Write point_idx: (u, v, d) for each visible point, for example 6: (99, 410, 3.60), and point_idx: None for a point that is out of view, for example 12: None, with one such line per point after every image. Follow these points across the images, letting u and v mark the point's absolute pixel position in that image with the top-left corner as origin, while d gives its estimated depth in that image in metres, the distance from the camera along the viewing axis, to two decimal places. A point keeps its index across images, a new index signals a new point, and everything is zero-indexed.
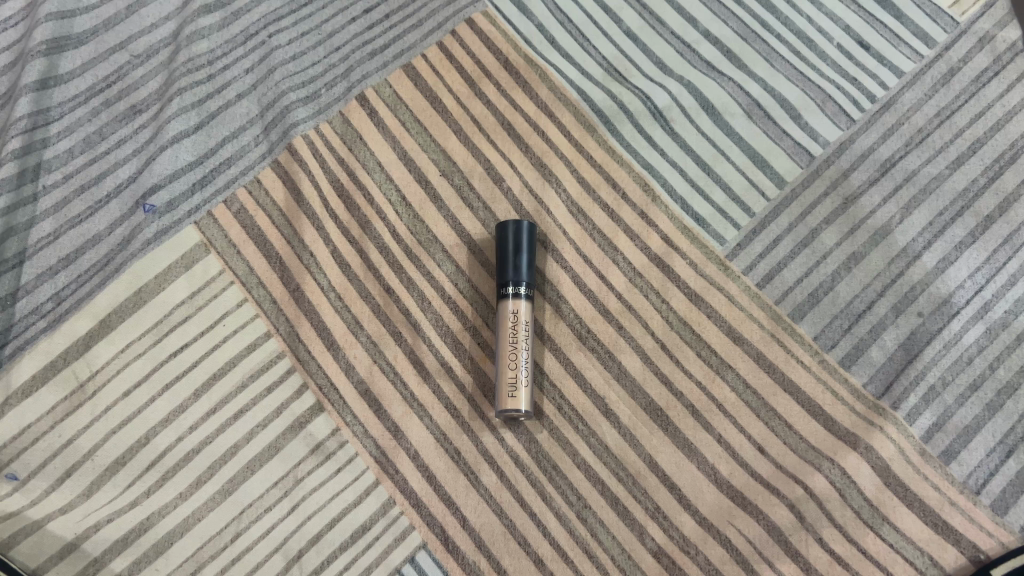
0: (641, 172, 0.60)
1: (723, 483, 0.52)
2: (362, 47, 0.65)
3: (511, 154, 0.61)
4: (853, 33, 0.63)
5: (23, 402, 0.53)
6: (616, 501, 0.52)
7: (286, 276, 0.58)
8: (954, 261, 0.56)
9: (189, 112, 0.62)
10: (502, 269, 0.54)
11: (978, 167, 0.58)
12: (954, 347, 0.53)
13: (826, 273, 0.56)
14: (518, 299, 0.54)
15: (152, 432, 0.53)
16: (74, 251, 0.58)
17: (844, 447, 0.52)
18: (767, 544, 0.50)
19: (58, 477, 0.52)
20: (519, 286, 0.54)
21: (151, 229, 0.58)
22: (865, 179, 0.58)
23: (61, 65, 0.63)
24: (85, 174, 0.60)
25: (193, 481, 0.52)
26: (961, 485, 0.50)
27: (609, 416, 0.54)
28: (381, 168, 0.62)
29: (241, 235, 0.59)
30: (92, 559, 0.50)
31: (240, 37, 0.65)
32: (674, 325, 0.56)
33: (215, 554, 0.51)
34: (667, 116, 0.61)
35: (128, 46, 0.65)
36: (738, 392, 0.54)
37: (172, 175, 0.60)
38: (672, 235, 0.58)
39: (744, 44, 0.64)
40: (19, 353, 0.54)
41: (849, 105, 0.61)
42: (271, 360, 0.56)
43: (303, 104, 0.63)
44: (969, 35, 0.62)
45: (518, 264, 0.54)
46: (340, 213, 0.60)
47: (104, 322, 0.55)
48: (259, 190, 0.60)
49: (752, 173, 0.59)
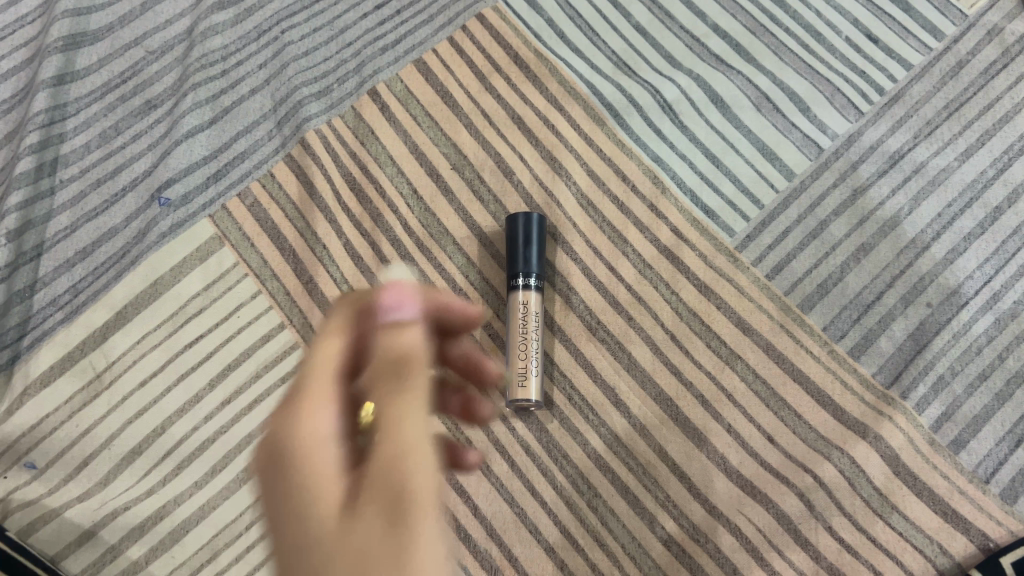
0: (650, 165, 0.61)
1: (733, 473, 0.52)
2: (373, 42, 0.66)
3: (521, 147, 0.62)
4: (862, 26, 0.63)
5: (41, 392, 0.54)
6: (626, 490, 0.53)
7: (299, 268, 0.59)
8: (962, 252, 0.56)
9: (203, 107, 0.63)
10: (511, 261, 0.55)
11: (986, 159, 0.58)
12: (964, 337, 0.54)
13: (835, 264, 0.56)
14: (529, 290, 0.54)
15: (168, 423, 0.54)
16: (90, 244, 0.59)
17: (854, 436, 0.52)
18: (776, 533, 0.51)
19: (75, 466, 0.53)
20: (529, 278, 0.54)
21: (167, 221, 0.59)
22: (874, 171, 0.58)
23: (77, 62, 0.64)
24: (102, 168, 0.61)
25: (209, 469, 0.53)
26: (970, 474, 0.51)
27: (619, 406, 0.55)
28: (393, 162, 0.62)
29: (254, 228, 0.60)
30: (110, 546, 0.51)
31: (254, 33, 0.66)
32: (683, 317, 0.56)
33: (230, 541, 0.52)
34: (675, 109, 0.62)
35: (143, 42, 0.66)
36: (747, 382, 0.54)
37: (187, 169, 0.61)
38: (682, 227, 0.59)
39: (752, 37, 0.64)
40: (38, 344, 0.56)
41: (857, 98, 0.61)
42: (285, 350, 0.57)
43: (315, 98, 0.64)
44: (978, 27, 0.62)
45: (528, 256, 0.55)
46: (352, 207, 0.61)
47: (120, 314, 0.57)
48: (273, 183, 0.61)
49: (760, 166, 0.60)
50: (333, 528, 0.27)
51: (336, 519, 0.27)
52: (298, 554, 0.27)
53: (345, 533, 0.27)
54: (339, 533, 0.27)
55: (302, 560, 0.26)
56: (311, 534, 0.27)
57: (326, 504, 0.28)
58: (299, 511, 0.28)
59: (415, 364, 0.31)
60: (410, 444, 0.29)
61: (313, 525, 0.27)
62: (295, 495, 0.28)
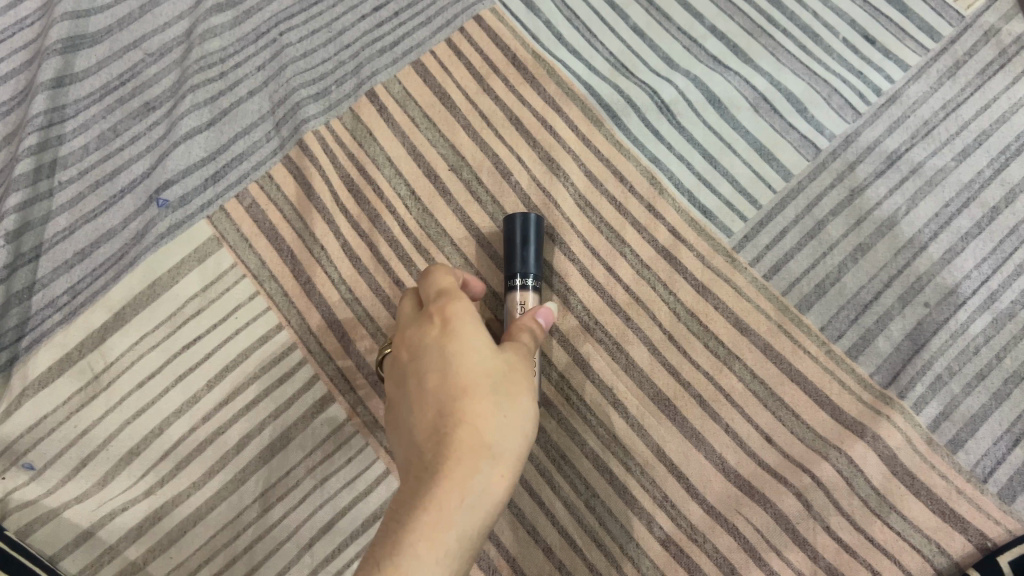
0: (647, 165, 0.61)
1: (730, 473, 0.52)
2: (371, 44, 0.66)
3: (519, 148, 0.62)
4: (859, 28, 0.63)
5: (39, 393, 0.54)
6: (624, 491, 0.53)
7: (297, 269, 0.59)
8: (959, 253, 0.56)
9: (201, 109, 0.63)
10: (509, 262, 0.55)
11: (983, 159, 0.58)
12: (961, 337, 0.54)
13: (833, 264, 0.56)
14: (526, 291, 0.54)
15: (167, 423, 0.55)
16: (89, 246, 0.59)
17: (852, 436, 0.52)
18: (774, 533, 0.51)
19: (74, 467, 0.53)
20: (526, 278, 0.54)
21: (165, 222, 0.60)
22: (871, 171, 0.59)
23: (75, 64, 0.64)
24: (100, 170, 0.61)
25: (207, 470, 0.54)
26: (968, 474, 0.51)
27: (617, 406, 0.55)
28: (390, 163, 0.62)
29: (252, 230, 0.60)
30: (108, 547, 0.51)
31: (252, 36, 0.66)
32: (681, 317, 0.56)
33: (228, 542, 0.52)
34: (673, 110, 0.62)
35: (141, 45, 0.66)
36: (745, 382, 0.54)
37: (185, 170, 0.61)
38: (679, 228, 0.59)
39: (749, 38, 0.64)
40: (36, 345, 0.56)
41: (855, 99, 0.61)
42: (283, 351, 0.57)
43: (313, 100, 0.64)
44: (975, 28, 0.62)
45: (525, 256, 0.54)
46: (350, 208, 0.61)
47: (118, 315, 0.57)
48: (271, 185, 0.61)
49: (758, 166, 0.60)
50: (487, 351, 0.41)
51: (488, 347, 0.41)
52: (457, 361, 0.40)
53: (492, 355, 0.41)
54: (490, 354, 0.41)
55: (462, 363, 0.40)
56: (470, 351, 0.40)
57: (478, 337, 0.41)
58: (464, 336, 0.41)
59: (540, 326, 0.47)
60: (530, 344, 0.45)
61: (470, 346, 0.41)
62: (455, 331, 0.41)
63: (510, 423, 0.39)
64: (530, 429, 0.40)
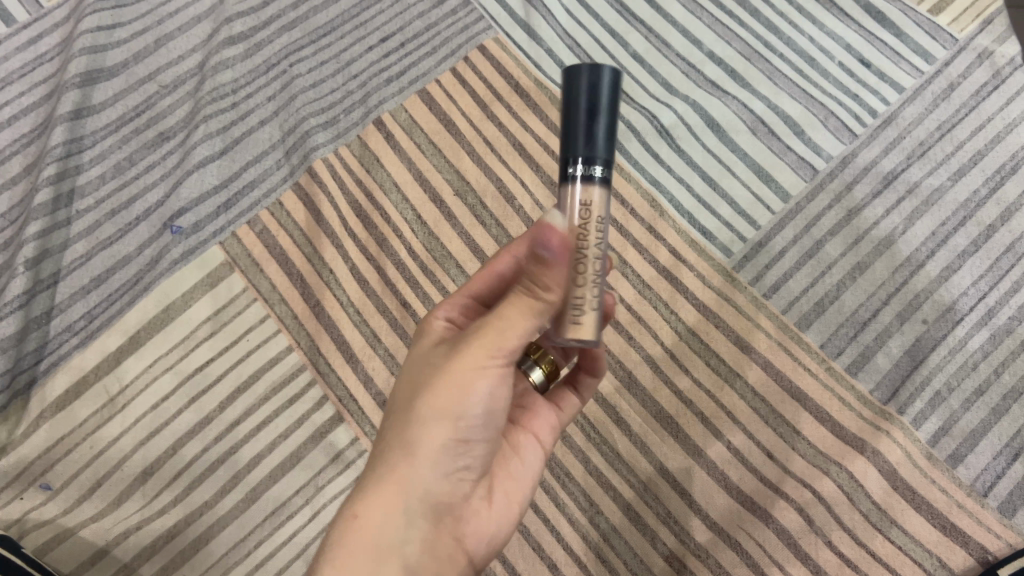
0: (648, 188, 0.62)
1: (733, 488, 0.53)
2: (378, 74, 0.68)
3: (522, 172, 0.63)
4: (854, 51, 0.65)
5: (57, 415, 0.56)
6: (627, 507, 0.54)
7: (307, 292, 0.61)
8: (957, 270, 0.57)
9: (213, 138, 0.65)
10: (569, 138, 0.35)
11: (978, 178, 0.59)
12: (959, 353, 0.54)
13: (831, 283, 0.57)
14: (591, 183, 0.34)
15: (180, 444, 0.56)
16: (105, 271, 0.61)
17: (853, 452, 0.53)
18: (777, 548, 0.51)
19: (89, 488, 0.55)
20: (592, 165, 0.34)
21: (178, 249, 0.62)
22: (868, 192, 0.60)
23: (93, 97, 0.66)
24: (116, 198, 0.63)
25: (218, 490, 0.55)
26: (968, 488, 0.51)
27: (620, 424, 0.56)
28: (397, 188, 0.64)
29: (263, 254, 0.62)
30: (123, 564, 0.53)
31: (263, 67, 0.68)
32: (683, 336, 0.58)
33: (240, 559, 0.53)
34: (673, 134, 0.64)
35: (157, 77, 0.68)
36: (747, 399, 0.55)
37: (198, 198, 0.63)
38: (680, 249, 0.60)
39: (747, 63, 0.66)
40: (54, 368, 0.58)
41: (850, 120, 0.62)
42: (293, 372, 0.58)
43: (322, 128, 0.66)
44: (969, 51, 0.63)
45: (592, 132, 0.34)
46: (358, 233, 0.63)
47: (133, 338, 0.58)
48: (281, 211, 0.63)
49: (756, 187, 0.61)
50: (411, 369, 0.38)
51: (417, 363, 0.39)
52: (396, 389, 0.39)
53: (420, 367, 0.38)
54: (414, 370, 0.38)
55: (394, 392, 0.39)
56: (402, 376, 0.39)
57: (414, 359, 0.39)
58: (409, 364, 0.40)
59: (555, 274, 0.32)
60: (515, 315, 0.34)
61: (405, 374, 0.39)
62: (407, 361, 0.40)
63: (403, 429, 0.35)
64: (441, 422, 0.35)
